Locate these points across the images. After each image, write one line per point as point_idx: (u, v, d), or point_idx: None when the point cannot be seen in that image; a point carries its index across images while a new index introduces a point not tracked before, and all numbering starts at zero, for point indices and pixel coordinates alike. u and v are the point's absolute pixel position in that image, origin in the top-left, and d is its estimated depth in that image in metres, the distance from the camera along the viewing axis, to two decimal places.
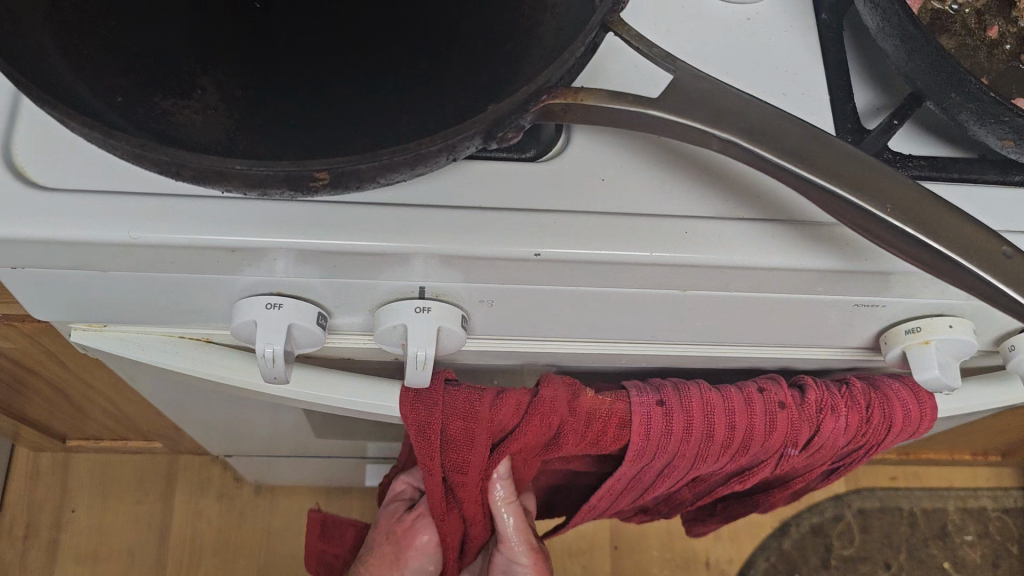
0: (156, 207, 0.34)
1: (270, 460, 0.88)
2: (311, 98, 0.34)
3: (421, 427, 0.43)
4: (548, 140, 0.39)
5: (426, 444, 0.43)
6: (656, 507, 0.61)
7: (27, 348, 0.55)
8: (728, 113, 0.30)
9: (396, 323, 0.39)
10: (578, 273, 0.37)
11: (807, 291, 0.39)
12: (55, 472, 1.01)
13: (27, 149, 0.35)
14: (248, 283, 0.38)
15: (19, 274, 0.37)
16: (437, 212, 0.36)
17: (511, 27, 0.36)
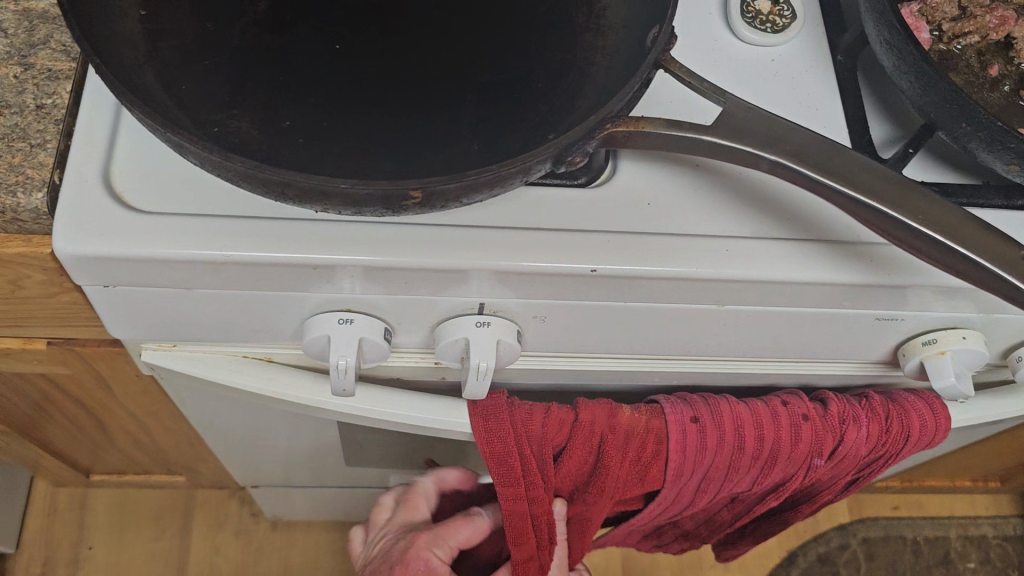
0: (245, 228, 0.38)
1: (292, 493, 0.90)
2: (389, 129, 0.38)
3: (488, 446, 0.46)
4: (597, 168, 0.42)
5: (497, 465, 0.46)
6: (696, 531, 0.63)
7: (80, 370, 0.58)
8: (779, 140, 0.34)
9: (459, 338, 0.42)
10: (626, 290, 0.41)
11: (832, 305, 0.43)
12: (73, 509, 1.02)
13: (125, 176, 0.38)
14: (322, 301, 0.41)
15: (109, 292, 0.40)
16: (498, 232, 0.39)
17: (565, 66, 0.40)
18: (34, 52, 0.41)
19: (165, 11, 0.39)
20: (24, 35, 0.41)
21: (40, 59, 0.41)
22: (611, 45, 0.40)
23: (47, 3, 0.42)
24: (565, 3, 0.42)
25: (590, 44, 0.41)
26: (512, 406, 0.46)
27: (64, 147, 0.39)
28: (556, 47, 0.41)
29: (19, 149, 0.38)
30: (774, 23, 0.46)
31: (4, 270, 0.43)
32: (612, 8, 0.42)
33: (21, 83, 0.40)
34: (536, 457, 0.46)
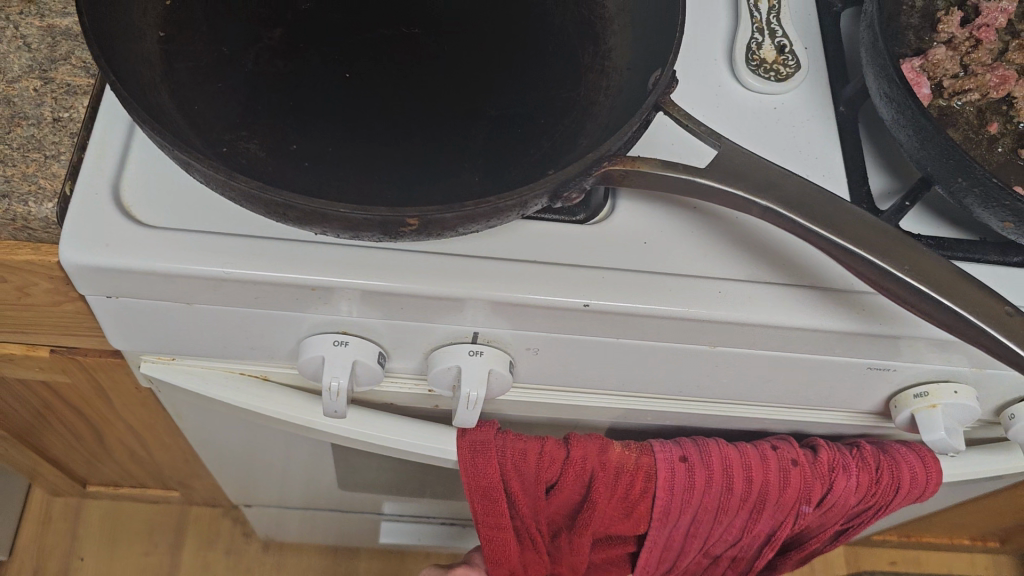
0: (248, 247, 0.38)
1: (285, 515, 0.90)
2: (393, 156, 0.39)
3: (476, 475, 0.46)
4: (596, 206, 0.43)
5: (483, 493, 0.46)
6: None
7: (80, 379, 0.58)
8: (770, 186, 0.35)
9: (451, 365, 0.43)
10: (620, 326, 0.41)
11: (823, 352, 0.43)
12: (67, 519, 1.03)
13: (134, 191, 0.39)
14: (319, 322, 0.42)
15: (112, 302, 0.41)
16: (496, 264, 0.40)
17: (568, 105, 0.41)
18: (54, 67, 0.42)
19: (184, 35, 0.40)
20: (46, 50, 0.42)
21: (60, 74, 0.42)
22: (615, 85, 0.41)
23: (71, 21, 0.43)
24: (572, 45, 0.43)
25: (594, 84, 0.42)
26: (506, 438, 0.46)
27: (77, 159, 0.40)
28: (560, 86, 0.42)
29: (33, 160, 0.39)
30: (778, 72, 0.46)
31: (10, 276, 0.44)
32: (617, 51, 0.43)
33: (40, 96, 0.41)
34: (523, 487, 0.47)
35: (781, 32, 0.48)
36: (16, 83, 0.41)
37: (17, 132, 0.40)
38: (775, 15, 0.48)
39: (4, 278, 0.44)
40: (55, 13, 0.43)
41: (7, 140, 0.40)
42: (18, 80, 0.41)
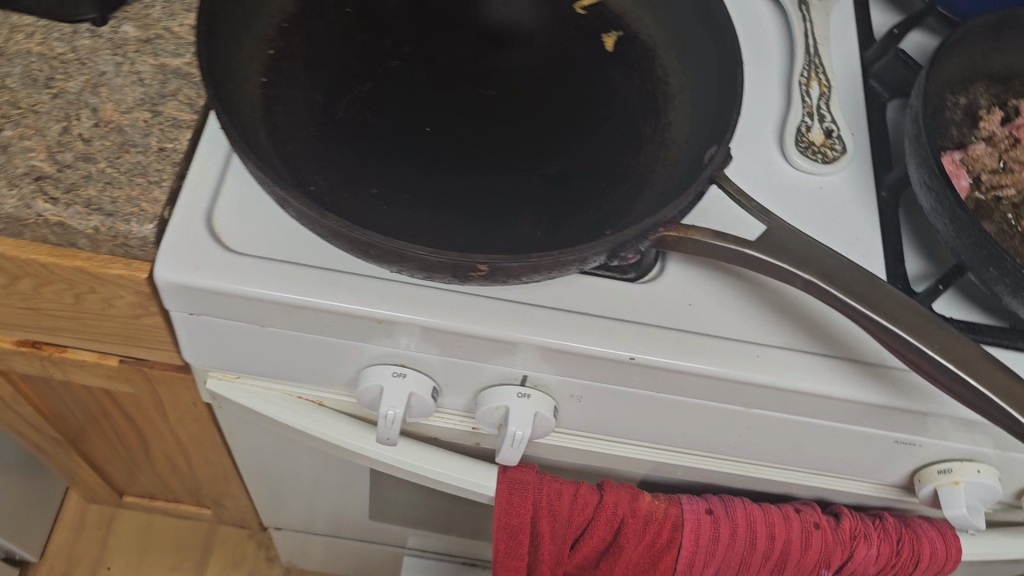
0: (324, 279, 0.42)
1: (311, 542, 0.92)
2: (464, 206, 0.42)
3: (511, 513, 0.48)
4: (646, 266, 0.45)
5: (516, 532, 0.48)
6: None
7: (142, 389, 0.62)
8: (812, 262, 0.38)
9: (499, 405, 0.46)
10: (660, 381, 0.44)
11: (852, 423, 0.45)
12: (99, 527, 1.06)
13: (224, 219, 0.43)
14: (380, 355, 0.45)
15: (191, 320, 0.44)
16: (550, 313, 0.42)
17: (627, 171, 0.44)
18: (163, 102, 0.46)
19: (281, 81, 0.44)
20: (158, 86, 0.47)
21: (169, 108, 0.46)
22: (672, 156, 0.44)
23: (182, 61, 0.48)
24: (634, 117, 0.47)
25: (653, 153, 0.45)
26: (541, 479, 0.49)
27: (176, 187, 0.44)
28: (621, 153, 0.45)
29: (138, 184, 0.43)
30: (825, 155, 0.49)
31: (101, 288, 0.48)
32: (675, 125, 0.46)
33: (148, 127, 0.45)
34: (554, 528, 0.49)
35: (829, 117, 0.50)
36: (129, 113, 0.45)
37: (126, 158, 0.44)
38: (824, 102, 0.51)
39: (95, 290, 0.48)
40: (168, 54, 0.48)
41: (116, 164, 0.44)
42: (130, 111, 0.45)
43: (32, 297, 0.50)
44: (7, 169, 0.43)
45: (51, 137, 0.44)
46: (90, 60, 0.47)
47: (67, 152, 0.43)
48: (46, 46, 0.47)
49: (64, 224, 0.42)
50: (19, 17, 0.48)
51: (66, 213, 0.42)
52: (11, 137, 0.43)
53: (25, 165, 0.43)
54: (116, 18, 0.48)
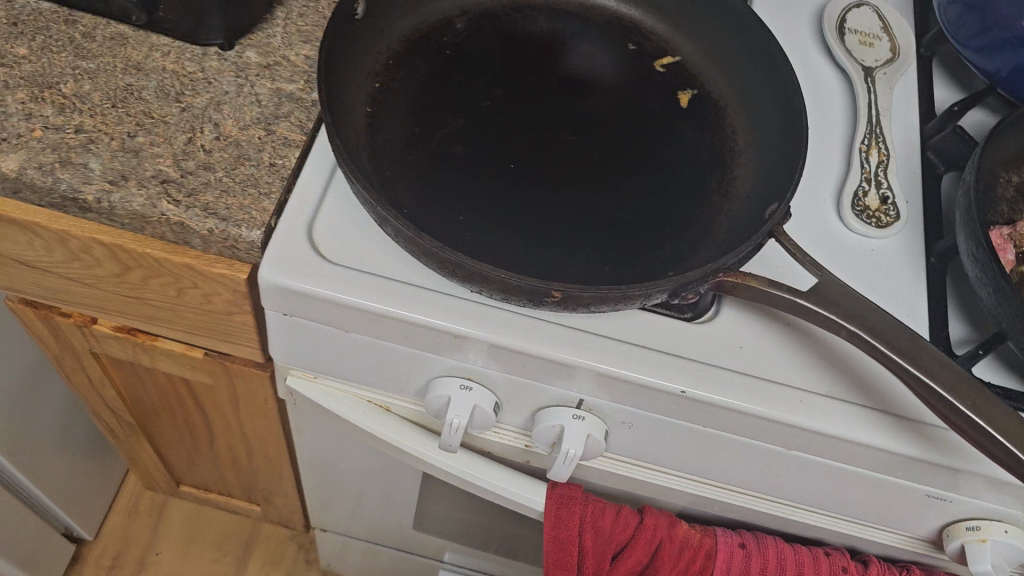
0: (408, 293, 0.46)
1: (352, 547, 0.96)
2: (540, 237, 0.46)
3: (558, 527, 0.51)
4: (703, 308, 0.49)
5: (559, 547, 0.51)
6: None
7: (221, 382, 0.67)
8: (859, 316, 0.41)
9: (555, 424, 0.49)
10: (708, 416, 0.47)
11: (886, 473, 0.48)
12: (151, 514, 1.11)
13: (323, 231, 0.48)
14: (450, 368, 0.49)
15: (284, 320, 0.49)
16: (610, 343, 0.46)
17: (692, 220, 0.48)
18: (276, 122, 0.51)
19: (384, 112, 0.49)
20: (273, 107, 0.52)
21: (281, 128, 0.51)
22: (735, 210, 0.48)
23: (295, 87, 0.53)
24: (702, 170, 0.50)
25: (716, 206, 0.49)
26: (587, 498, 0.52)
27: (283, 199, 0.49)
28: (687, 202, 0.49)
29: (250, 194, 0.48)
30: (879, 219, 0.52)
31: (204, 285, 0.53)
32: (739, 181, 0.50)
33: (262, 144, 0.50)
34: (596, 546, 0.52)
35: (885, 185, 0.54)
36: (246, 130, 0.50)
37: (242, 170, 0.49)
38: (882, 170, 0.54)
39: (197, 285, 0.53)
40: (284, 79, 0.53)
41: (233, 174, 0.49)
42: (247, 128, 0.50)
43: (139, 286, 0.55)
44: (138, 171, 0.48)
45: (177, 146, 0.49)
46: (216, 80, 0.52)
47: (190, 161, 0.49)
48: (179, 65, 0.52)
49: (183, 224, 0.47)
50: (157, 37, 0.53)
51: (186, 215, 0.47)
52: (143, 143, 0.49)
53: (154, 169, 0.48)
54: (240, 44, 0.54)
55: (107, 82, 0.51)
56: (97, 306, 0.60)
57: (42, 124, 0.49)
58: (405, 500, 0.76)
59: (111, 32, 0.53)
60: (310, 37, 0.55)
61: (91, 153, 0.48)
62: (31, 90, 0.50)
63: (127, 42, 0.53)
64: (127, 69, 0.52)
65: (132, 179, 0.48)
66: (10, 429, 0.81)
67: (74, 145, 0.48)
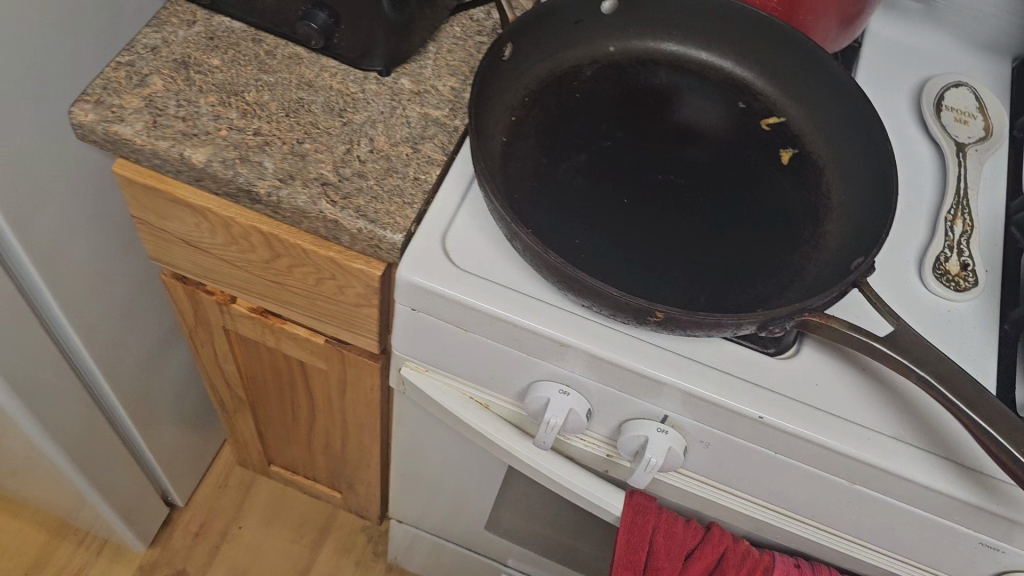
0: (524, 302, 0.52)
1: (421, 543, 1.03)
2: (644, 265, 0.52)
3: (640, 521, 0.57)
4: (785, 345, 0.54)
5: (639, 538, 0.57)
6: None
7: (334, 368, 0.74)
8: (929, 363, 0.46)
9: (640, 435, 0.55)
10: (780, 442, 0.52)
11: (943, 517, 0.52)
12: (238, 490, 1.20)
13: (455, 241, 0.55)
14: (552, 373, 0.55)
15: (411, 315, 0.56)
16: (698, 367, 0.51)
17: (782, 265, 0.53)
18: (422, 142, 0.58)
19: (518, 143, 0.56)
20: (420, 129, 0.59)
21: (427, 148, 0.58)
22: (823, 260, 0.53)
23: (441, 113, 0.60)
24: (796, 221, 0.55)
25: (807, 254, 0.54)
26: (662, 506, 0.60)
27: (422, 210, 0.56)
28: (780, 249, 0.54)
29: (396, 202, 0.55)
30: (958, 283, 0.57)
31: (341, 277, 0.60)
32: (830, 235, 0.55)
33: (409, 160, 0.57)
34: (671, 546, 0.58)
35: (967, 253, 0.58)
36: (396, 147, 0.58)
37: (390, 181, 0.56)
38: (965, 239, 0.59)
39: (334, 278, 0.61)
40: (432, 106, 0.60)
41: (382, 184, 0.56)
42: (398, 145, 0.58)
43: (283, 273, 0.63)
44: (303, 173, 0.56)
45: (337, 155, 0.57)
46: (373, 101, 0.60)
47: (347, 168, 0.56)
48: (343, 86, 0.60)
49: (336, 222, 0.55)
50: (327, 60, 0.61)
51: (340, 214, 0.54)
52: (309, 149, 0.57)
53: (317, 172, 0.56)
54: (396, 71, 0.62)
55: (282, 95, 0.59)
56: (242, 288, 0.68)
57: (228, 125, 0.57)
58: (482, 502, 0.82)
59: (289, 52, 0.62)
60: (457, 71, 0.62)
61: (266, 154, 0.56)
62: (220, 95, 0.58)
63: (302, 62, 0.61)
64: (300, 85, 0.60)
65: (297, 179, 0.55)
66: (137, 392, 0.90)
67: (252, 145, 0.56)
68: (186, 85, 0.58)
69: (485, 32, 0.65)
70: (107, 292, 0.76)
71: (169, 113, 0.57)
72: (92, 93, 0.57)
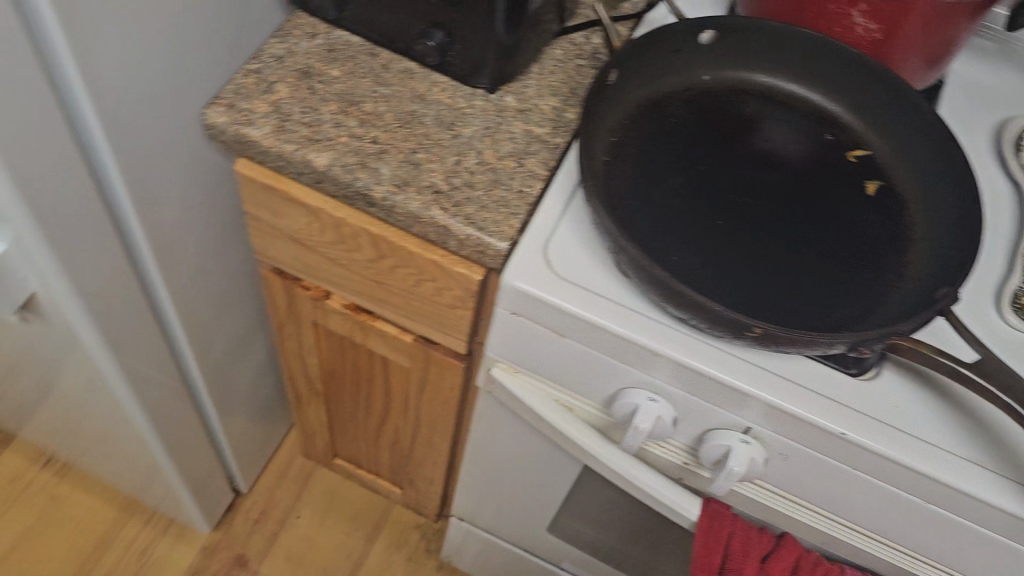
0: (621, 312, 0.56)
1: (478, 542, 1.06)
2: (736, 283, 0.55)
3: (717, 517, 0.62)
4: (867, 366, 0.57)
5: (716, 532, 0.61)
6: None
7: (418, 365, 0.78)
8: (1012, 390, 0.48)
9: (724, 444, 0.58)
10: (859, 459, 0.54)
11: (1014, 540, 0.54)
12: (298, 480, 1.25)
13: (557, 251, 0.58)
14: (642, 381, 0.58)
15: (511, 318, 0.59)
16: (784, 382, 0.54)
17: (868, 291, 0.56)
18: (526, 157, 0.62)
19: (616, 163, 0.59)
20: (524, 144, 0.63)
21: (531, 163, 0.62)
22: (907, 288, 0.56)
23: (544, 130, 0.64)
24: (881, 249, 0.58)
25: (891, 282, 0.56)
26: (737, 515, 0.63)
27: (526, 220, 0.60)
28: (865, 276, 0.57)
29: (503, 212, 0.59)
30: None
31: (441, 279, 0.64)
32: (914, 265, 0.57)
33: (513, 173, 0.61)
34: (745, 543, 0.61)
35: None
36: (502, 160, 0.62)
37: (497, 192, 0.60)
38: None
39: (434, 280, 0.65)
40: (535, 123, 0.64)
41: (490, 194, 0.60)
42: (504, 159, 0.62)
43: (384, 273, 0.67)
44: (416, 181, 0.60)
45: (448, 165, 0.61)
46: (481, 116, 0.64)
47: (457, 178, 0.60)
48: (453, 100, 0.64)
49: (446, 228, 0.59)
50: (438, 76, 0.66)
51: (451, 220, 0.58)
52: (422, 159, 0.61)
53: (429, 181, 0.60)
54: (502, 89, 0.65)
55: (397, 106, 0.63)
56: (340, 285, 0.72)
57: (347, 132, 0.61)
58: (549, 503, 0.85)
59: (403, 66, 0.66)
60: (558, 91, 0.66)
61: (383, 161, 0.60)
62: (341, 104, 0.63)
63: (414, 76, 0.65)
64: (414, 97, 0.64)
65: (411, 186, 0.59)
66: (220, 379, 0.95)
67: (370, 152, 0.60)
68: (309, 93, 0.63)
69: (585, 55, 0.69)
70: (207, 282, 0.81)
71: (295, 118, 0.61)
72: (225, 97, 0.62)
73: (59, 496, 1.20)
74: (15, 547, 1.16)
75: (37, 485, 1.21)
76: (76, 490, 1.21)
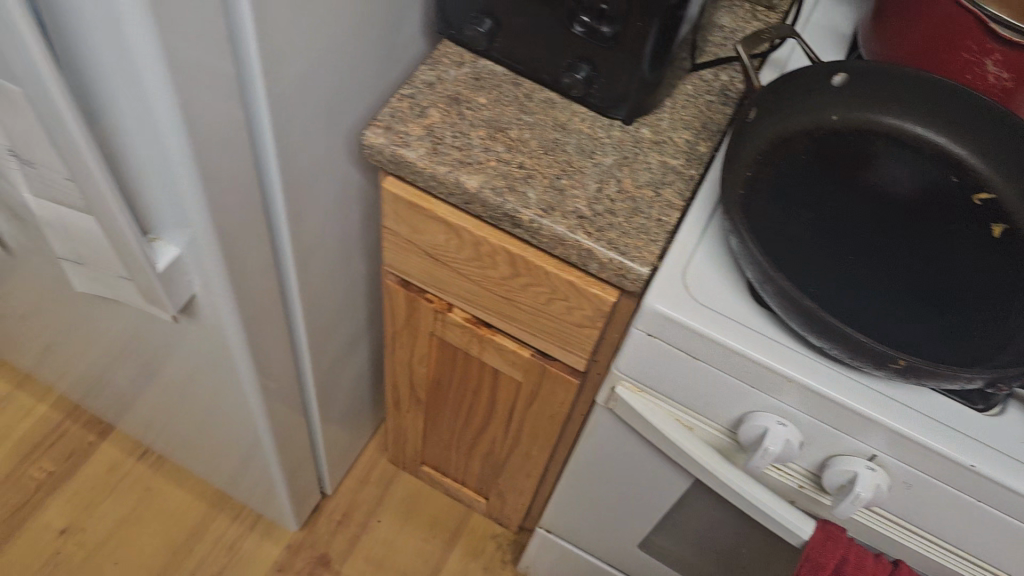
0: (758, 339, 0.59)
1: (561, 555, 1.09)
2: (874, 314, 0.57)
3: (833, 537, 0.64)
4: (992, 403, 0.59)
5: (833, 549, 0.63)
6: None
7: (532, 379, 0.81)
8: None
9: (850, 469, 0.60)
10: (986, 492, 0.56)
11: None
12: (379, 485, 1.28)
13: (694, 278, 0.61)
14: (771, 405, 0.61)
15: (645, 339, 0.63)
16: (915, 414, 0.57)
17: (1004, 328, 0.57)
18: (663, 188, 0.65)
19: (751, 195, 0.62)
20: (661, 175, 0.66)
21: (667, 194, 0.65)
22: None
23: (678, 162, 0.67)
24: (1013, 289, 0.60)
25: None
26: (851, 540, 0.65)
27: (664, 247, 0.63)
28: (1001, 313, 0.58)
29: (643, 239, 0.63)
30: None
31: (574, 299, 0.67)
32: None
33: (652, 203, 0.65)
34: (862, 562, 0.63)
35: None
36: (641, 190, 0.65)
37: (637, 219, 0.63)
38: None
39: (567, 299, 0.68)
40: (670, 155, 0.67)
41: (630, 221, 0.63)
42: (642, 188, 0.65)
43: (515, 291, 0.71)
44: (562, 206, 0.63)
45: (590, 192, 0.64)
46: (619, 146, 0.67)
47: (599, 205, 0.64)
48: (593, 131, 0.68)
49: (589, 251, 0.62)
50: (577, 107, 0.69)
51: (595, 244, 0.62)
52: (566, 185, 0.64)
53: (574, 206, 0.63)
54: (638, 121, 0.69)
55: (541, 134, 0.67)
56: (467, 299, 0.76)
57: (496, 157, 0.65)
58: (646, 519, 0.88)
59: (544, 96, 0.70)
60: (691, 125, 0.70)
61: (529, 186, 0.64)
62: (489, 130, 0.66)
63: (555, 106, 0.69)
64: (556, 126, 0.68)
65: (557, 211, 0.63)
66: (327, 383, 0.99)
67: (517, 177, 0.64)
68: (460, 119, 0.67)
69: (713, 91, 0.72)
70: (331, 290, 0.85)
71: (447, 142, 0.65)
72: (381, 120, 0.66)
73: (154, 487, 1.26)
74: (112, 535, 1.21)
75: (133, 476, 1.26)
76: (170, 484, 1.26)
